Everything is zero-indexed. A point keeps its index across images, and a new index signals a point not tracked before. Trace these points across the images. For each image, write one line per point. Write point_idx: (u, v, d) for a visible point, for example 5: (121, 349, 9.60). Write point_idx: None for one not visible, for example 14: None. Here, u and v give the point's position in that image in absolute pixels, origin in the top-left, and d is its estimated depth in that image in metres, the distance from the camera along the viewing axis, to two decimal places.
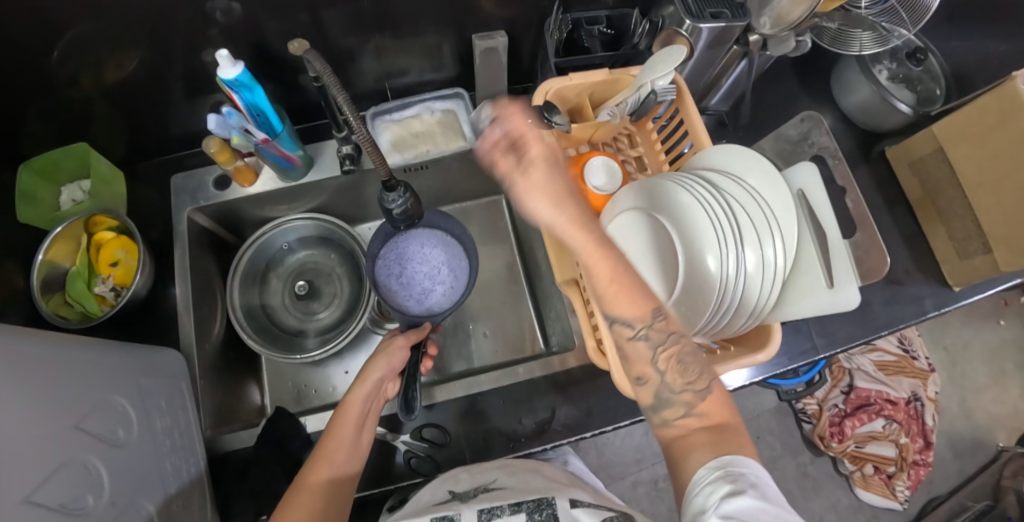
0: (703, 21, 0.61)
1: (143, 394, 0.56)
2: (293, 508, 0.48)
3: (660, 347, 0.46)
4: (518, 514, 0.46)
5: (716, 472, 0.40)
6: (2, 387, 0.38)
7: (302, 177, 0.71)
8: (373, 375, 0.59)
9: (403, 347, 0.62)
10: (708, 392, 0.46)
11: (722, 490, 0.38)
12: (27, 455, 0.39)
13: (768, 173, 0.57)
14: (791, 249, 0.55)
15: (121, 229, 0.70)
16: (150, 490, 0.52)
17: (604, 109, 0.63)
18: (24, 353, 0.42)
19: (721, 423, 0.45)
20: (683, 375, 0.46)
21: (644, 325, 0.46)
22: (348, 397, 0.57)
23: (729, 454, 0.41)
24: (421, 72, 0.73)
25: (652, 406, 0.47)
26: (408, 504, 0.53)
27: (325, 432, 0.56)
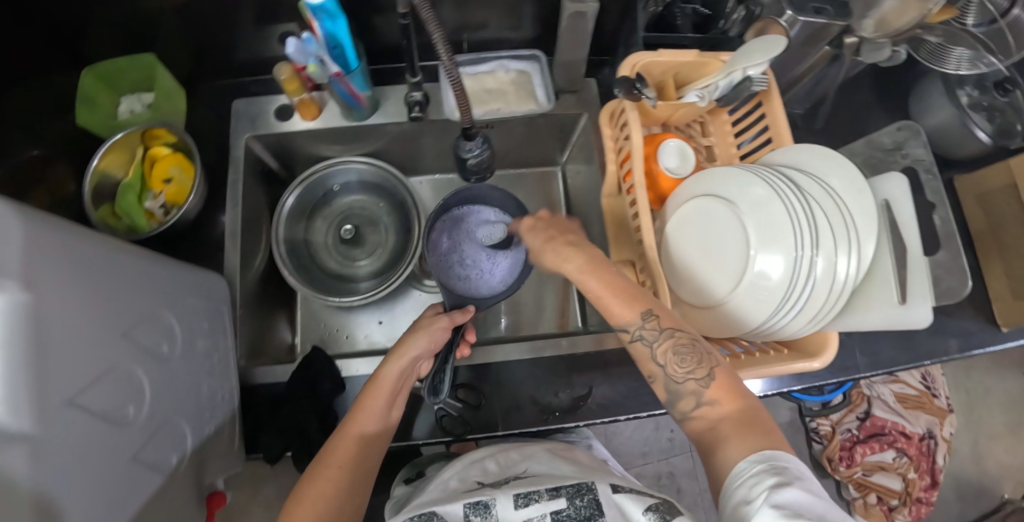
0: (805, 14, 0.58)
1: (189, 315, 0.55)
2: (319, 482, 0.48)
3: (656, 344, 0.48)
4: (558, 500, 0.41)
5: (759, 464, 0.38)
6: (61, 282, 0.37)
7: (366, 118, 0.70)
8: (410, 353, 0.56)
9: (445, 329, 0.57)
10: (711, 378, 0.46)
11: (767, 481, 0.36)
12: (77, 356, 0.38)
13: (852, 176, 0.55)
14: (867, 258, 0.53)
15: (178, 147, 0.69)
16: (187, 410, 0.52)
17: (691, 91, 0.61)
18: (81, 252, 0.41)
19: (734, 404, 0.44)
20: (684, 366, 0.47)
21: (637, 327, 0.48)
22: (382, 372, 0.55)
23: (771, 448, 0.39)
24: (499, 29, 0.70)
25: (668, 401, 0.48)
26: (437, 489, 0.49)
27: (357, 403, 0.55)
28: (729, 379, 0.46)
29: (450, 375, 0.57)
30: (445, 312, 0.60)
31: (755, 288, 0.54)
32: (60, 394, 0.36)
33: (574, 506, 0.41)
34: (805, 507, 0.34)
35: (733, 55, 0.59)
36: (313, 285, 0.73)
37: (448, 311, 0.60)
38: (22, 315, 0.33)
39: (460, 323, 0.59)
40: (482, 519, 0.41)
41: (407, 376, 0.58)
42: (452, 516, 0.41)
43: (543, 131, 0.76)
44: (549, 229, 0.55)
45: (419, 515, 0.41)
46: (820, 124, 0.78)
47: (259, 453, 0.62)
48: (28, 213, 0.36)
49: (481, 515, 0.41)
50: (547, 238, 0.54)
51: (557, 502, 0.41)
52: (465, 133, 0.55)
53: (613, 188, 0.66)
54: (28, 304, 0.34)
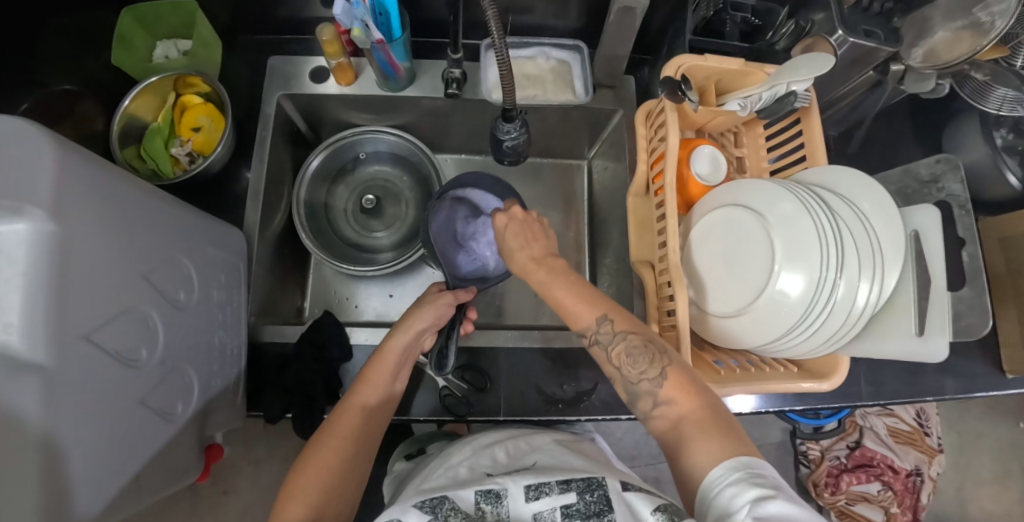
0: (855, 36, 0.57)
1: (207, 265, 0.55)
2: (322, 455, 0.48)
3: (610, 349, 0.48)
4: (568, 494, 0.41)
5: (736, 473, 0.37)
6: (81, 217, 0.36)
7: (402, 89, 0.69)
8: (417, 326, 0.56)
9: (449, 305, 0.58)
10: (665, 378, 0.45)
11: (748, 493, 0.36)
12: (94, 291, 0.38)
13: (884, 202, 0.54)
14: (890, 289, 0.53)
15: (210, 98, 0.68)
16: (197, 359, 0.52)
17: (733, 99, 0.61)
18: (107, 188, 0.40)
19: (691, 404, 0.44)
20: (637, 367, 0.46)
21: (593, 331, 0.48)
22: (388, 343, 0.55)
23: (746, 456, 0.39)
24: (544, 15, 0.70)
25: (629, 401, 0.48)
26: (444, 477, 0.49)
27: (363, 375, 0.55)
28: (686, 375, 0.45)
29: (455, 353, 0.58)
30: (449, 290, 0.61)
31: (774, 305, 0.53)
32: (77, 329, 0.36)
33: (583, 501, 0.41)
34: None
35: (778, 68, 0.58)
36: (328, 251, 0.73)
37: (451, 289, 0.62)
38: (47, 247, 0.33)
39: (465, 301, 0.61)
40: (494, 508, 0.40)
41: (411, 352, 0.58)
42: (464, 502, 0.41)
43: (575, 123, 0.76)
44: (523, 231, 0.52)
45: (432, 500, 0.41)
46: (852, 149, 0.78)
47: (260, 411, 0.62)
48: (63, 145, 0.36)
49: (493, 505, 0.41)
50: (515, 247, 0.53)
51: (568, 496, 0.41)
52: (505, 115, 0.56)
53: (640, 187, 0.66)
54: (53, 236, 0.34)
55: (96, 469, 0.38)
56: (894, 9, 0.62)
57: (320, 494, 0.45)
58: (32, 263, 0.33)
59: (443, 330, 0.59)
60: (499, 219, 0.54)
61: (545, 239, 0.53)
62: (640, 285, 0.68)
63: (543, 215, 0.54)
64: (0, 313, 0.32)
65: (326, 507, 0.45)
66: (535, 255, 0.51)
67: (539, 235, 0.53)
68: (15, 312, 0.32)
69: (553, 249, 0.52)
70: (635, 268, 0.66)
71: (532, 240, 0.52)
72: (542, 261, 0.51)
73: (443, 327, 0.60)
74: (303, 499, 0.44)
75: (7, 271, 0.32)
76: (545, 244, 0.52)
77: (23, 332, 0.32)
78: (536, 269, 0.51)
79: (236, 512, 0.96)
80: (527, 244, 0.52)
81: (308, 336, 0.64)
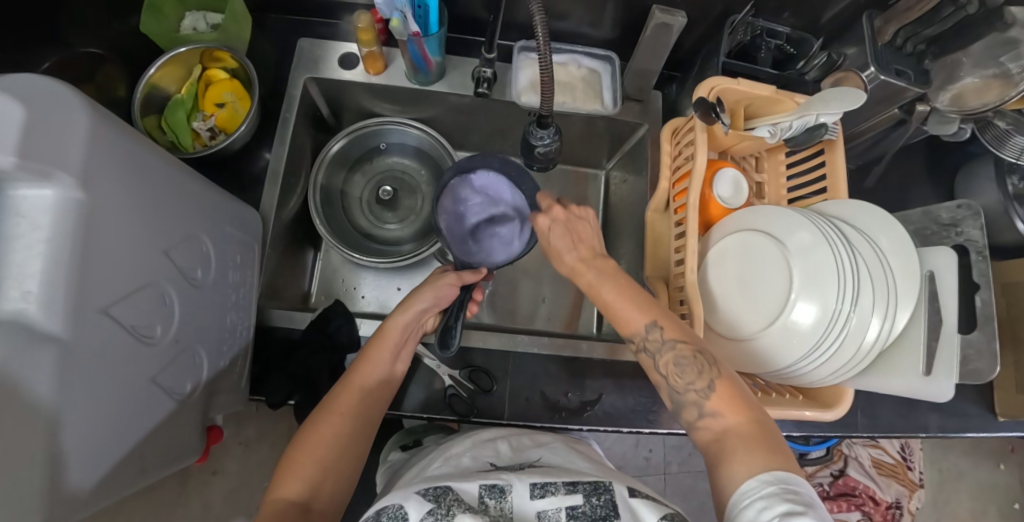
0: (885, 73, 0.59)
1: (224, 244, 0.53)
2: (323, 429, 0.48)
3: (657, 355, 0.48)
4: (574, 496, 0.41)
5: (770, 487, 0.37)
6: (103, 189, 0.35)
7: (431, 84, 0.69)
8: (418, 304, 0.57)
9: (451, 286, 0.60)
10: (712, 389, 0.45)
11: (778, 508, 0.35)
12: (112, 264, 0.37)
13: (901, 235, 0.55)
14: (902, 326, 0.54)
15: (236, 74, 0.67)
16: (207, 339, 0.50)
17: (762, 125, 0.61)
18: (133, 157, 0.39)
19: (738, 417, 0.44)
20: (685, 377, 0.46)
21: (641, 337, 0.49)
22: (391, 320, 0.56)
23: (784, 470, 0.39)
24: (579, 21, 0.70)
25: (675, 411, 0.48)
26: (446, 465, 0.49)
27: (363, 354, 0.54)
28: (733, 387, 0.46)
29: (459, 331, 0.60)
30: (454, 270, 0.62)
31: (786, 333, 0.54)
32: (94, 302, 0.35)
33: (589, 504, 0.41)
34: None
35: (808, 99, 0.59)
36: (340, 238, 0.72)
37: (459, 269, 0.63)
38: (71, 215, 0.33)
39: (471, 282, 0.61)
40: (497, 503, 0.40)
41: (413, 331, 0.59)
42: (468, 495, 0.40)
43: (598, 132, 0.76)
44: (572, 229, 0.54)
45: (436, 488, 0.40)
46: (869, 184, 0.79)
47: (262, 396, 0.60)
48: (96, 114, 0.36)
49: (496, 500, 0.40)
50: (575, 236, 0.53)
51: (574, 498, 0.41)
52: (539, 121, 0.56)
53: (660, 203, 0.67)
54: (78, 204, 0.33)
55: (98, 451, 0.37)
56: (926, 52, 0.61)
57: (316, 468, 0.46)
58: (54, 231, 0.32)
59: (446, 310, 0.61)
60: (540, 220, 0.55)
61: (590, 238, 0.53)
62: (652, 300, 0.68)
63: (585, 208, 0.55)
64: (18, 280, 0.31)
65: (318, 489, 0.45)
66: (584, 255, 0.52)
67: (586, 234, 0.54)
68: (35, 280, 0.32)
69: (599, 250, 0.53)
70: (648, 283, 0.67)
71: (579, 240, 0.53)
72: (591, 263, 0.52)
73: (447, 307, 0.61)
74: (299, 475, 0.45)
75: (29, 237, 0.32)
76: (592, 244, 0.53)
77: (40, 302, 0.32)
78: (585, 270, 0.52)
79: (221, 496, 0.95)
80: (575, 244, 0.53)
81: (317, 323, 0.63)
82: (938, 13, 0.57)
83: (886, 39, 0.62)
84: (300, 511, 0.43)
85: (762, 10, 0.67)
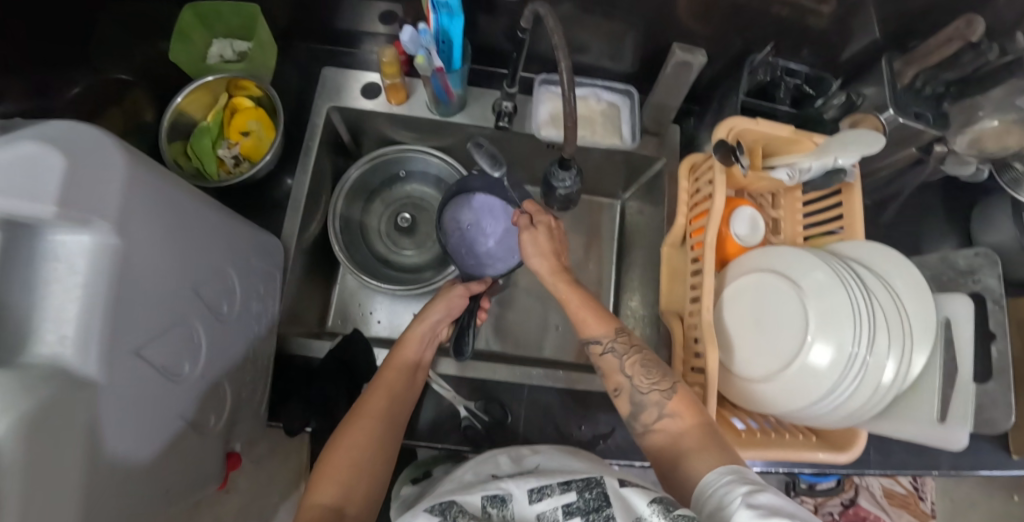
0: (905, 118, 0.60)
1: (250, 275, 0.54)
2: (352, 434, 0.49)
3: (625, 357, 0.52)
4: (569, 494, 0.40)
5: (727, 476, 0.39)
6: (136, 233, 0.36)
7: (452, 115, 0.70)
8: (431, 316, 0.63)
9: (461, 298, 0.65)
10: (674, 391, 0.49)
11: (740, 488, 0.36)
12: (141, 304, 0.37)
13: (916, 279, 0.56)
14: (918, 372, 0.54)
15: (261, 102, 0.68)
16: (230, 372, 0.51)
17: (781, 168, 0.62)
18: (167, 198, 0.40)
19: (691, 419, 0.47)
20: (649, 377, 0.50)
21: (608, 339, 0.53)
22: (408, 332, 0.62)
23: (735, 463, 0.40)
24: (599, 54, 0.71)
25: (632, 414, 0.50)
26: (451, 482, 0.49)
27: (385, 363, 0.58)
28: (692, 396, 0.49)
29: (472, 335, 0.67)
30: (461, 283, 0.68)
31: (803, 375, 0.54)
32: (127, 342, 0.36)
33: (583, 499, 0.40)
34: (779, 505, 0.33)
35: (827, 140, 0.60)
36: (358, 264, 0.73)
37: (464, 281, 0.69)
38: (107, 260, 0.34)
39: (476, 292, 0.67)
40: (499, 512, 0.40)
41: (430, 341, 0.63)
42: (471, 507, 0.39)
43: (616, 163, 0.77)
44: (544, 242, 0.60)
45: (440, 503, 0.40)
46: (885, 219, 0.79)
47: (280, 422, 0.61)
48: (135, 160, 0.37)
49: (498, 508, 0.40)
50: (546, 250, 0.59)
51: (569, 496, 0.40)
52: (561, 164, 0.56)
53: (676, 238, 0.68)
54: (113, 249, 0.34)
55: (126, 490, 0.38)
56: (945, 94, 0.62)
57: (351, 470, 0.46)
58: (90, 275, 0.33)
59: (457, 319, 0.67)
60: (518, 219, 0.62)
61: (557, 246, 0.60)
62: (666, 336, 0.69)
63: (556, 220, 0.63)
64: (57, 323, 0.33)
65: (349, 499, 0.44)
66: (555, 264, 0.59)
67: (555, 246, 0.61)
68: (71, 323, 0.33)
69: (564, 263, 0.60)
70: (663, 319, 0.67)
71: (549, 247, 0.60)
72: (561, 272, 0.58)
73: (458, 317, 0.67)
74: (334, 478, 0.45)
75: (68, 282, 0.33)
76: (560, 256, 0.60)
77: (76, 346, 0.33)
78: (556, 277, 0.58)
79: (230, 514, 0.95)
80: (545, 253, 0.59)
81: (335, 351, 0.64)
82: (959, 59, 0.57)
83: (906, 82, 0.61)
84: (334, 514, 0.43)
85: (782, 49, 0.68)
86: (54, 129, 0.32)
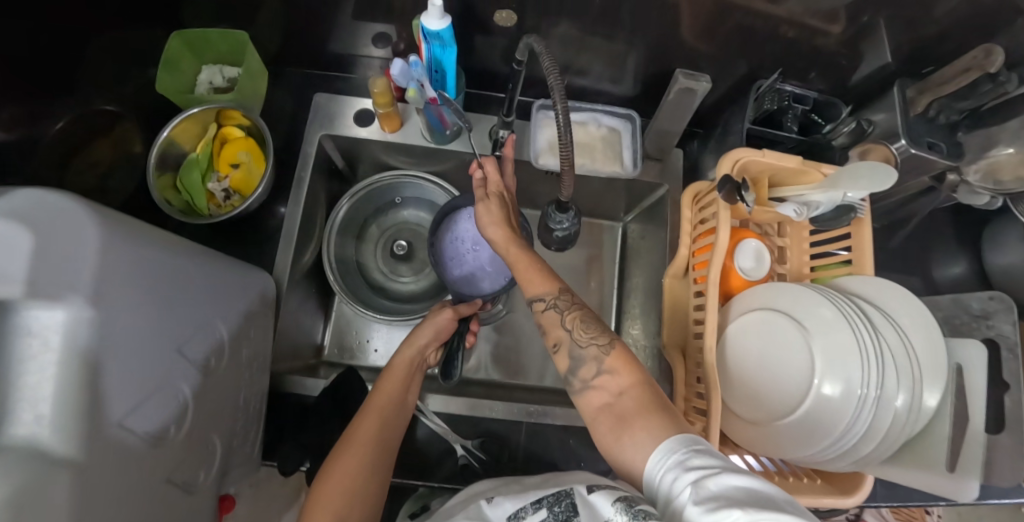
0: (918, 149, 0.57)
1: (239, 321, 0.53)
2: (342, 465, 0.48)
3: (565, 311, 0.50)
4: (540, 511, 0.42)
5: (673, 456, 0.37)
6: (114, 303, 0.35)
7: (447, 142, 0.68)
8: (419, 340, 0.62)
9: (449, 320, 0.64)
10: (611, 349, 0.47)
11: (688, 473, 0.35)
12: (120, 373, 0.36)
13: (925, 320, 0.54)
14: (926, 417, 0.52)
15: (251, 131, 0.66)
16: (220, 424, 0.50)
17: (790, 205, 0.60)
18: (145, 257, 0.39)
19: (629, 378, 0.45)
20: (588, 331, 0.48)
21: (550, 296, 0.51)
22: (394, 359, 0.60)
23: (679, 434, 0.39)
24: (600, 77, 0.69)
25: (570, 369, 0.48)
26: (439, 514, 0.51)
27: (375, 388, 0.57)
28: (629, 354, 0.48)
29: (460, 360, 0.67)
30: (451, 305, 0.67)
31: (809, 420, 0.52)
32: (108, 416, 0.35)
33: (553, 512, 0.41)
34: (727, 492, 0.32)
35: (836, 172, 0.58)
36: (353, 293, 0.72)
37: (454, 304, 0.68)
38: (83, 335, 0.32)
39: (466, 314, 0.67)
40: None
41: (419, 366, 0.62)
42: None
43: (617, 188, 0.75)
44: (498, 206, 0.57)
45: None
46: (894, 245, 0.77)
47: (275, 463, 0.60)
48: (112, 228, 0.36)
49: None
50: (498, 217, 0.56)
51: (540, 513, 0.42)
52: (558, 206, 0.55)
53: (679, 269, 0.67)
54: (90, 322, 0.33)
55: None
56: (961, 123, 0.60)
57: (343, 500, 0.46)
58: (66, 352, 0.32)
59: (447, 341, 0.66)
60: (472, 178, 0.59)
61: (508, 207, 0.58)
62: (668, 370, 0.67)
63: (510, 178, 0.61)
64: (31, 403, 0.31)
65: None
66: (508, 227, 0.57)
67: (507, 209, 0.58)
68: (47, 403, 0.31)
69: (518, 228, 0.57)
70: (665, 353, 0.66)
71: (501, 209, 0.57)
72: (514, 235, 0.56)
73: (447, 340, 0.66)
74: (325, 511, 0.45)
75: (42, 359, 0.31)
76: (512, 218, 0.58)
77: (54, 425, 0.31)
78: (506, 240, 0.55)
79: None
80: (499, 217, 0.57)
81: (329, 389, 0.63)
82: (977, 89, 0.55)
83: (919, 110, 0.59)
84: None
85: (790, 74, 0.65)
86: (18, 206, 0.31)
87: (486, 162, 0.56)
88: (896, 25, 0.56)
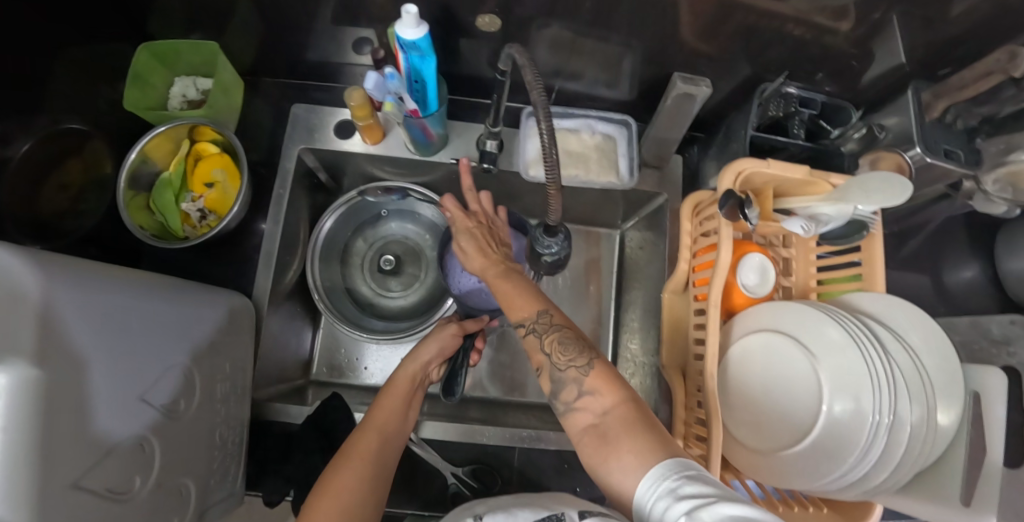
0: (936, 158, 0.53)
1: (211, 357, 0.50)
2: (341, 476, 0.44)
3: (543, 334, 0.46)
4: None
5: (665, 484, 0.33)
6: (60, 359, 0.32)
7: (434, 153, 0.66)
8: (425, 356, 0.58)
9: (455, 336, 0.61)
10: (591, 367, 0.43)
11: (682, 505, 0.31)
12: (72, 432, 0.33)
13: (938, 343, 0.51)
14: (939, 446, 0.49)
15: (226, 147, 0.63)
16: (195, 466, 0.48)
17: (796, 221, 0.56)
18: (94, 304, 0.36)
19: (613, 396, 0.41)
20: (567, 354, 0.44)
21: (531, 321, 0.47)
22: (397, 373, 0.56)
23: (671, 458, 0.35)
24: (593, 81, 0.65)
25: (553, 393, 0.45)
26: None
27: (376, 403, 0.53)
28: (612, 369, 0.44)
29: (464, 378, 0.63)
30: (457, 319, 0.65)
31: (823, 449, 0.48)
32: (64, 477, 0.32)
33: None
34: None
35: (846, 182, 0.54)
36: (340, 311, 0.69)
37: (461, 319, 0.66)
38: (32, 394, 0.29)
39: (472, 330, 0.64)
40: None
41: (421, 381, 0.59)
42: None
43: (612, 197, 0.71)
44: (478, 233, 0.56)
45: None
46: (904, 253, 0.73)
47: (260, 492, 0.59)
48: (54, 278, 0.33)
49: None
50: (480, 244, 0.55)
51: None
52: (546, 229, 0.52)
53: (678, 285, 0.64)
54: (39, 381, 0.30)
55: None
56: (979, 129, 0.56)
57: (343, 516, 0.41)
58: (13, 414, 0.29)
59: (450, 359, 0.63)
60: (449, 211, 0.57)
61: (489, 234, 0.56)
62: (668, 390, 0.64)
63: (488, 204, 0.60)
64: None
65: None
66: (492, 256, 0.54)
67: (489, 238, 0.56)
68: None
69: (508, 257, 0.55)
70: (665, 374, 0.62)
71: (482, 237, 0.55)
72: (498, 261, 0.53)
73: (452, 357, 0.63)
74: None
75: None
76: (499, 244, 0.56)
77: None
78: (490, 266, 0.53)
79: None
80: (481, 247, 0.55)
81: (314, 417, 0.61)
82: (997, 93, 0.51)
83: (935, 115, 0.54)
84: None
85: (794, 76, 0.61)
86: None
87: (445, 202, 0.56)
88: (911, 26, 0.51)
